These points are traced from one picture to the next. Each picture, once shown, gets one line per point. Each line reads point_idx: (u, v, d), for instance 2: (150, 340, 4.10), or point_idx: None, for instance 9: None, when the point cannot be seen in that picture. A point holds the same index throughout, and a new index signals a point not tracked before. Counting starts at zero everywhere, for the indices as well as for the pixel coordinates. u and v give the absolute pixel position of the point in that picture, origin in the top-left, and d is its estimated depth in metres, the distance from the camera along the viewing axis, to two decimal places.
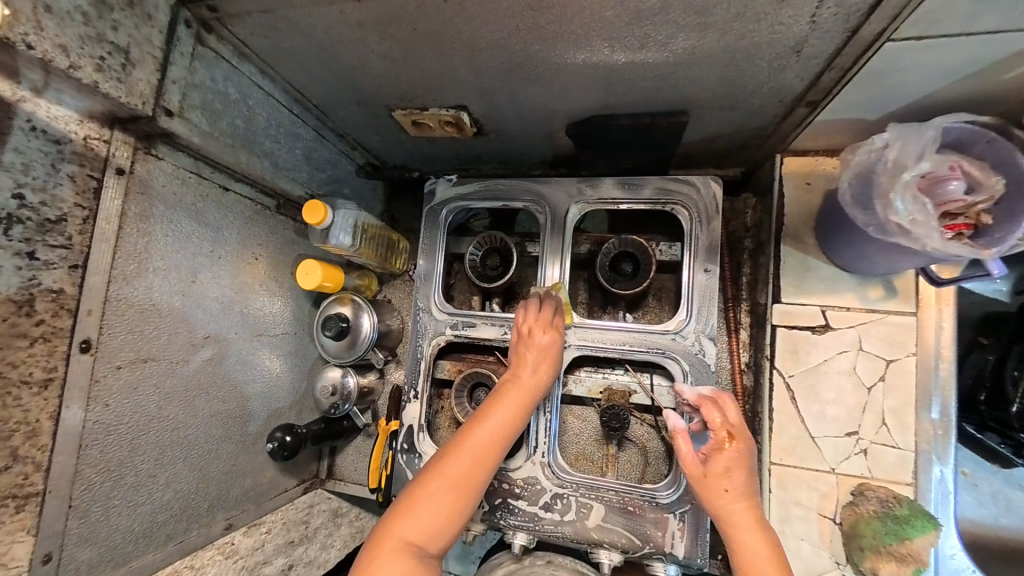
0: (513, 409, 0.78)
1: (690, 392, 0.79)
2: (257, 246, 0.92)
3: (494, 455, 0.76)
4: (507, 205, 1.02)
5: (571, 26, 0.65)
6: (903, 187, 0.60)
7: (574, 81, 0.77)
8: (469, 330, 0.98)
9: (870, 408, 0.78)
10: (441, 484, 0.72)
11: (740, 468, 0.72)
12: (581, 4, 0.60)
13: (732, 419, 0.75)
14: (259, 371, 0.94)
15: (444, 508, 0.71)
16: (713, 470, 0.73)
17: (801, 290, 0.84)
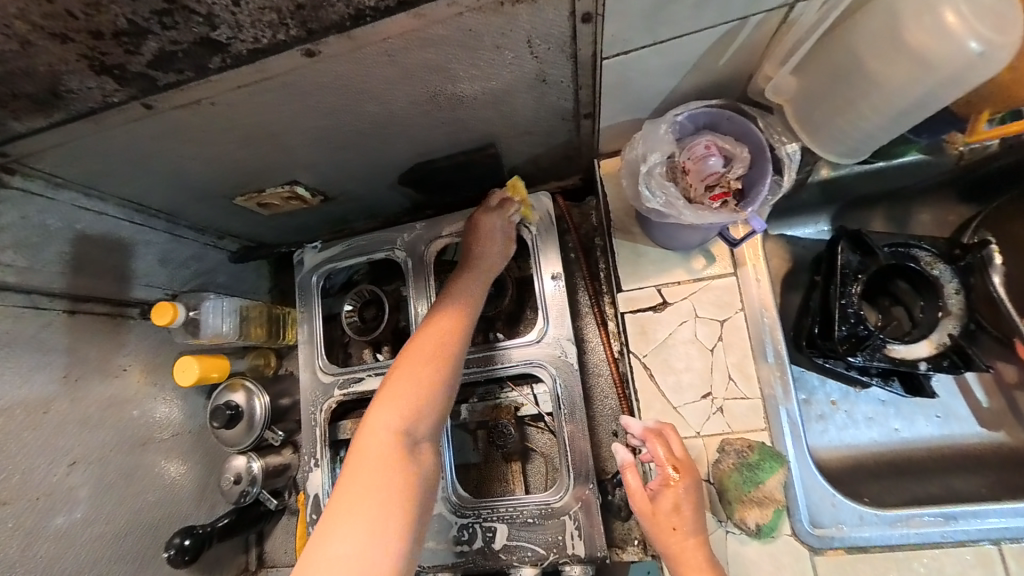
0: (467, 293, 0.87)
1: (637, 424, 0.79)
2: (127, 356, 0.93)
3: (455, 331, 0.82)
4: (371, 258, 1.06)
5: (342, 103, 0.70)
6: (649, 177, 0.74)
7: (379, 142, 0.82)
8: (357, 385, 1.00)
9: (716, 368, 0.84)
10: (417, 358, 0.77)
11: (688, 504, 0.74)
12: (334, 85, 0.65)
13: (678, 452, 0.76)
14: (152, 479, 0.93)
15: (417, 374, 0.76)
16: (662, 508, 0.74)
17: (637, 275, 0.90)
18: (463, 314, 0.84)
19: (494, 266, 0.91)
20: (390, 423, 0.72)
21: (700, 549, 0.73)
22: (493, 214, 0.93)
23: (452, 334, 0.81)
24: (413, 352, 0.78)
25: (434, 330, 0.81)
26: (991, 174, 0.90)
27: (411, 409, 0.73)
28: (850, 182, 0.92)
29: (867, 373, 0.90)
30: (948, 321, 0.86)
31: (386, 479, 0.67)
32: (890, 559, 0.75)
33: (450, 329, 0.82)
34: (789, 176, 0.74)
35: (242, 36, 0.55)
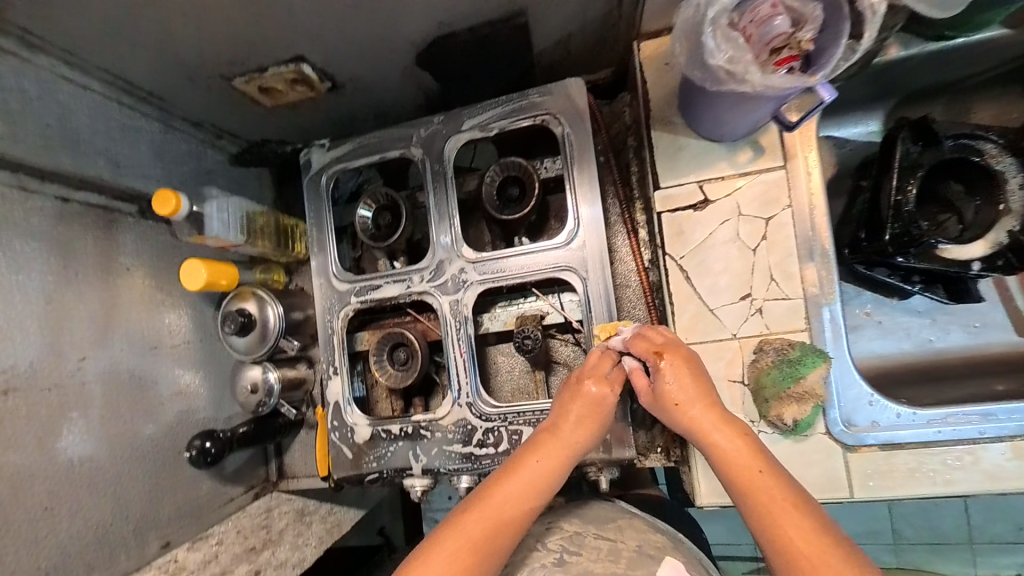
0: (542, 476, 0.71)
1: (618, 337, 0.79)
2: (127, 256, 0.86)
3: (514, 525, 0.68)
4: (384, 158, 0.98)
5: None
6: (715, 26, 0.64)
7: (397, 3, 0.72)
8: (373, 293, 0.95)
9: (757, 269, 0.79)
10: (462, 543, 0.66)
11: (683, 380, 0.72)
12: None
13: (659, 339, 0.76)
14: (165, 384, 0.90)
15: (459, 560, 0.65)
16: (664, 393, 0.73)
17: (675, 171, 0.84)
18: (534, 503, 0.70)
19: (576, 447, 0.74)
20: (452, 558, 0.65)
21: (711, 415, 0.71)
22: (596, 386, 0.76)
23: (518, 493, 0.70)
24: (470, 513, 0.68)
25: (510, 517, 0.68)
26: None
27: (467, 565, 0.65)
28: (910, 70, 0.84)
29: (910, 280, 0.87)
30: (1006, 219, 0.81)
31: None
32: (926, 454, 0.73)
33: (506, 522, 0.68)
34: (869, 35, 0.66)
35: None
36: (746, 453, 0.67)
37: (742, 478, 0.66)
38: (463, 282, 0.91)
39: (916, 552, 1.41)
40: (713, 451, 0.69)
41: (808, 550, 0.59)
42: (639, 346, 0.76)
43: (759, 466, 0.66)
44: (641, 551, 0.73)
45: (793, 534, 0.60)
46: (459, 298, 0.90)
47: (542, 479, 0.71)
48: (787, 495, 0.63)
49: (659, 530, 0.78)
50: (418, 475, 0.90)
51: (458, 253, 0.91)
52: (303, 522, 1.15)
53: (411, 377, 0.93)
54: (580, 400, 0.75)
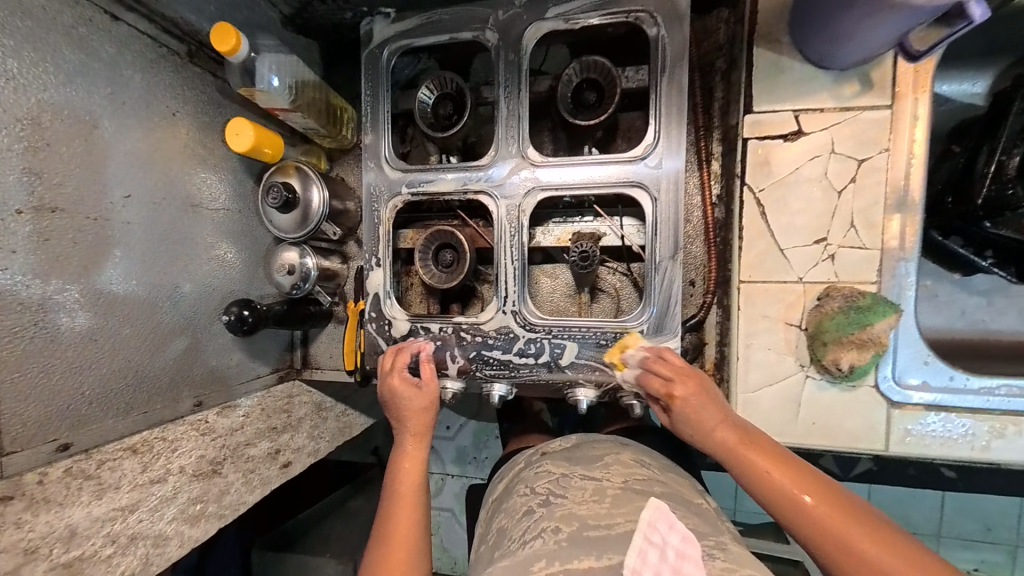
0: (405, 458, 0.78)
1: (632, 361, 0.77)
2: (173, 99, 0.80)
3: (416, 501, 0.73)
4: (453, 39, 0.90)
5: None
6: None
7: None
8: (426, 185, 0.90)
9: (838, 213, 0.76)
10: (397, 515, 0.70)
11: (699, 409, 0.67)
12: None
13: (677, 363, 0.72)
14: (201, 247, 0.87)
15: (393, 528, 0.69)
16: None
17: (773, 96, 0.76)
18: (412, 470, 0.76)
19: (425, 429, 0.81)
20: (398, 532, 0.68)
21: (714, 409, 0.67)
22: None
23: (412, 468, 0.76)
24: (399, 487, 0.74)
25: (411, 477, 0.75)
26: None
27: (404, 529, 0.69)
28: None
29: (982, 257, 0.85)
30: None
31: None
32: (967, 420, 0.74)
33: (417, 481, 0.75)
34: None
35: None
36: (751, 446, 0.63)
37: (766, 473, 0.60)
38: (523, 185, 0.85)
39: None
40: (719, 446, 0.65)
41: (848, 541, 0.54)
42: (648, 374, 0.74)
43: (781, 467, 0.60)
44: (627, 486, 0.64)
45: (827, 523, 0.55)
46: (517, 203, 0.86)
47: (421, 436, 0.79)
48: (807, 481, 0.59)
49: (653, 468, 0.71)
50: (452, 375, 0.90)
51: (522, 154, 0.85)
52: (321, 416, 1.21)
53: (455, 279, 0.91)
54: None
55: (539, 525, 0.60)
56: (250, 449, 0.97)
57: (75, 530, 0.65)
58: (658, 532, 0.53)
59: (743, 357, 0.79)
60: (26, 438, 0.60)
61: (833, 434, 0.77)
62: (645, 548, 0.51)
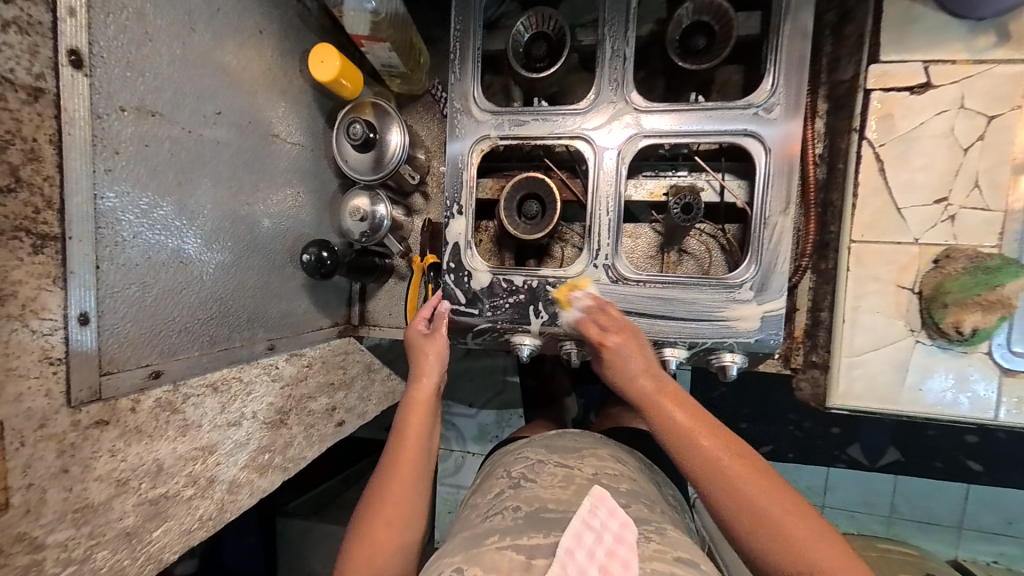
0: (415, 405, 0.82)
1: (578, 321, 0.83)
2: (260, 16, 0.75)
3: (421, 444, 0.79)
4: None
5: None
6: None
7: None
8: (518, 129, 0.85)
9: (962, 172, 0.73)
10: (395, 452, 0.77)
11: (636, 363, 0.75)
12: None
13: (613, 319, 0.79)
14: (276, 181, 0.81)
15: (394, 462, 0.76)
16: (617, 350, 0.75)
17: (902, 46, 0.72)
18: (418, 417, 0.80)
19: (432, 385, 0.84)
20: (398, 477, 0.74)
21: (682, 415, 0.67)
22: (622, 338, 0.76)
23: (420, 410, 0.81)
24: (402, 440, 0.78)
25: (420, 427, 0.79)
26: None
27: (411, 463, 0.76)
28: None
29: None
30: None
31: (375, 528, 0.69)
32: None
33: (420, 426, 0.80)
34: None
35: None
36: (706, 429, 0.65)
37: (723, 471, 0.61)
38: (625, 132, 0.81)
39: (904, 524, 1.43)
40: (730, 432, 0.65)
41: (803, 541, 0.56)
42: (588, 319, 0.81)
43: (744, 460, 0.62)
44: (598, 478, 0.63)
45: (780, 521, 0.57)
46: (616, 151, 0.82)
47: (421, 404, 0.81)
48: (774, 487, 0.60)
49: (621, 460, 0.71)
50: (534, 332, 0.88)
51: (625, 99, 0.81)
52: (370, 377, 1.16)
53: (542, 230, 0.87)
54: (607, 319, 0.79)
55: (506, 505, 0.60)
56: (311, 403, 0.93)
57: (162, 466, 0.60)
58: (598, 516, 0.52)
59: (849, 319, 0.77)
60: (123, 358, 0.55)
61: (936, 401, 0.75)
62: (582, 531, 0.50)
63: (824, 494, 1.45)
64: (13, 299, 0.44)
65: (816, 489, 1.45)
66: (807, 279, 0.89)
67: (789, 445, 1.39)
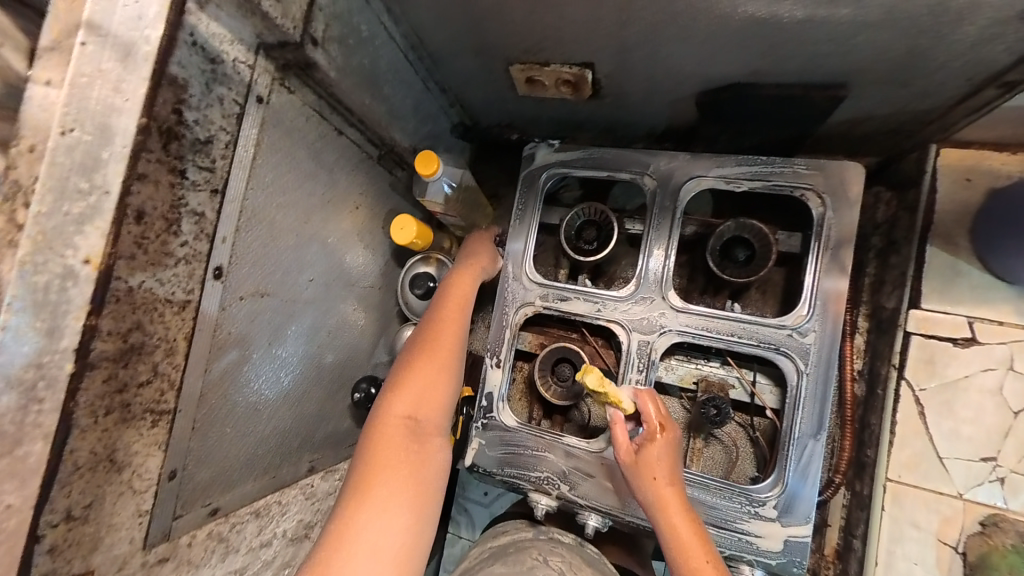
0: (452, 330, 0.84)
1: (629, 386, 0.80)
2: (359, 195, 0.91)
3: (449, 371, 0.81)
4: (612, 176, 0.97)
5: None
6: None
7: (729, 36, 0.69)
8: (561, 303, 0.94)
9: (1013, 434, 0.70)
10: (420, 373, 0.79)
11: (669, 460, 0.75)
12: None
13: (665, 412, 0.78)
14: (346, 321, 0.93)
15: (421, 385, 0.78)
16: (646, 461, 0.74)
17: (947, 297, 0.76)
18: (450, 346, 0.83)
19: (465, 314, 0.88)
20: (392, 435, 0.73)
21: (686, 522, 0.70)
22: (668, 448, 0.75)
23: (449, 336, 0.83)
24: (413, 366, 0.79)
25: (430, 371, 0.79)
26: None
27: (424, 399, 0.77)
28: None
29: None
30: None
31: (400, 493, 0.68)
32: None
33: (446, 356, 0.82)
34: None
35: None
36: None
37: None
38: (659, 325, 0.87)
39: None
40: None
41: None
42: (641, 403, 0.77)
43: None
44: None
45: None
46: (652, 341, 0.87)
47: (459, 319, 0.86)
48: None
49: (585, 558, 0.84)
50: (549, 493, 0.89)
51: (663, 295, 0.88)
52: None
53: (572, 396, 0.91)
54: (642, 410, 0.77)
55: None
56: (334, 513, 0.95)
57: None
58: None
59: (884, 563, 0.72)
60: (191, 500, 0.64)
61: None
62: None
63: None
64: (127, 467, 0.54)
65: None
66: (841, 494, 0.84)
67: None
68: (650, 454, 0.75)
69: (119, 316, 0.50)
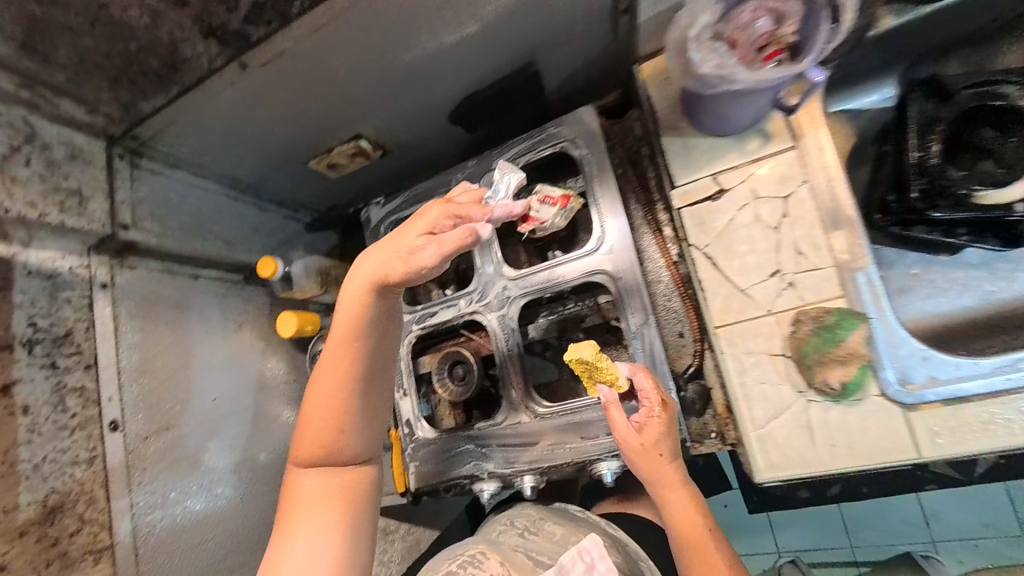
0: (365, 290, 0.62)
1: (626, 367, 0.84)
2: (238, 315, 1.06)
3: (359, 345, 0.64)
4: (431, 203, 1.13)
5: (386, 37, 0.73)
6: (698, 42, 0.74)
7: (412, 83, 0.86)
8: (431, 319, 1.08)
9: (783, 245, 0.83)
10: (332, 355, 0.65)
11: (669, 432, 0.83)
12: (386, 22, 0.70)
13: (660, 386, 0.84)
14: (273, 416, 1.06)
15: (336, 366, 0.65)
16: (652, 441, 0.82)
17: (691, 168, 0.89)
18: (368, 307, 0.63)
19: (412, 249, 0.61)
20: (308, 445, 0.66)
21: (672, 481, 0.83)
22: (670, 424, 0.83)
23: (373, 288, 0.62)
24: (335, 334, 0.64)
25: (343, 350, 0.64)
26: None
27: (330, 395, 0.65)
28: (918, 37, 0.85)
29: (954, 234, 0.84)
30: None
31: (332, 532, 0.64)
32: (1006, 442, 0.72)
33: (361, 320, 0.63)
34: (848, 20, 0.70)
35: None
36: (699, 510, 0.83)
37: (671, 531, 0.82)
38: (508, 297, 1.01)
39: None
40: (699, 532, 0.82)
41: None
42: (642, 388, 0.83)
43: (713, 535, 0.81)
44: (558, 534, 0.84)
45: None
46: (507, 313, 1.00)
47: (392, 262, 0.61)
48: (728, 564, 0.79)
49: (554, 513, 0.92)
50: (485, 476, 0.99)
51: (500, 274, 1.02)
52: (388, 540, 1.23)
53: (471, 389, 1.02)
54: (647, 398, 0.82)
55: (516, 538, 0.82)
56: None
57: None
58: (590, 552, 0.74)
59: (743, 396, 0.83)
60: None
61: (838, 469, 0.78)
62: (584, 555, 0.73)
63: (929, 526, 1.27)
64: None
65: (917, 523, 1.28)
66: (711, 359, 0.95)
67: (868, 491, 1.24)
68: (652, 436, 0.82)
69: (32, 488, 0.66)
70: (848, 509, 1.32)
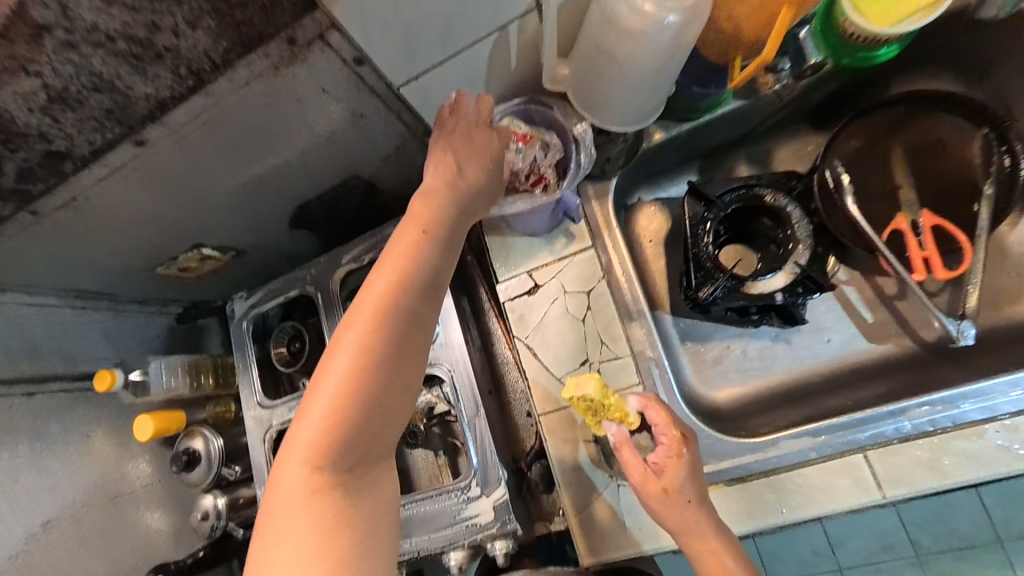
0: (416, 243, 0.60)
1: (635, 399, 0.74)
2: (89, 424, 1.06)
3: (351, 364, 0.56)
4: (288, 296, 1.14)
5: (179, 177, 0.77)
6: None
7: (229, 204, 0.90)
8: (290, 414, 1.09)
9: (588, 335, 0.90)
10: (337, 360, 0.56)
11: (693, 471, 0.72)
12: (168, 168, 0.74)
13: (674, 418, 0.73)
14: (124, 526, 1.05)
15: (359, 339, 0.56)
16: (673, 487, 0.71)
17: (512, 264, 0.96)
18: (410, 266, 0.59)
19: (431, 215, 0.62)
20: (305, 450, 0.55)
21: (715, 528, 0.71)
22: (689, 466, 0.71)
23: (408, 247, 0.60)
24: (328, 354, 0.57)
25: (372, 313, 0.57)
26: (830, 94, 0.94)
27: (323, 411, 0.56)
28: (700, 140, 0.95)
29: (747, 314, 0.91)
30: (798, 251, 0.88)
31: None
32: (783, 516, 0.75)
33: (388, 293, 0.58)
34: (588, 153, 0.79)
35: (78, 142, 0.65)
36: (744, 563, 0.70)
37: None
38: None
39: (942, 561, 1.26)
40: None
41: None
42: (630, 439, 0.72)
43: None
44: None
45: None
46: None
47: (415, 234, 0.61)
48: None
49: None
50: None
51: None
52: None
53: None
54: (666, 432, 0.72)
55: None
56: None
57: None
58: None
59: (563, 481, 0.86)
60: None
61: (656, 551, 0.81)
62: None
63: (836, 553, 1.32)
64: None
65: (826, 552, 1.33)
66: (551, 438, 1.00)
67: None
68: (667, 482, 0.71)
69: None
70: (763, 543, 1.36)
